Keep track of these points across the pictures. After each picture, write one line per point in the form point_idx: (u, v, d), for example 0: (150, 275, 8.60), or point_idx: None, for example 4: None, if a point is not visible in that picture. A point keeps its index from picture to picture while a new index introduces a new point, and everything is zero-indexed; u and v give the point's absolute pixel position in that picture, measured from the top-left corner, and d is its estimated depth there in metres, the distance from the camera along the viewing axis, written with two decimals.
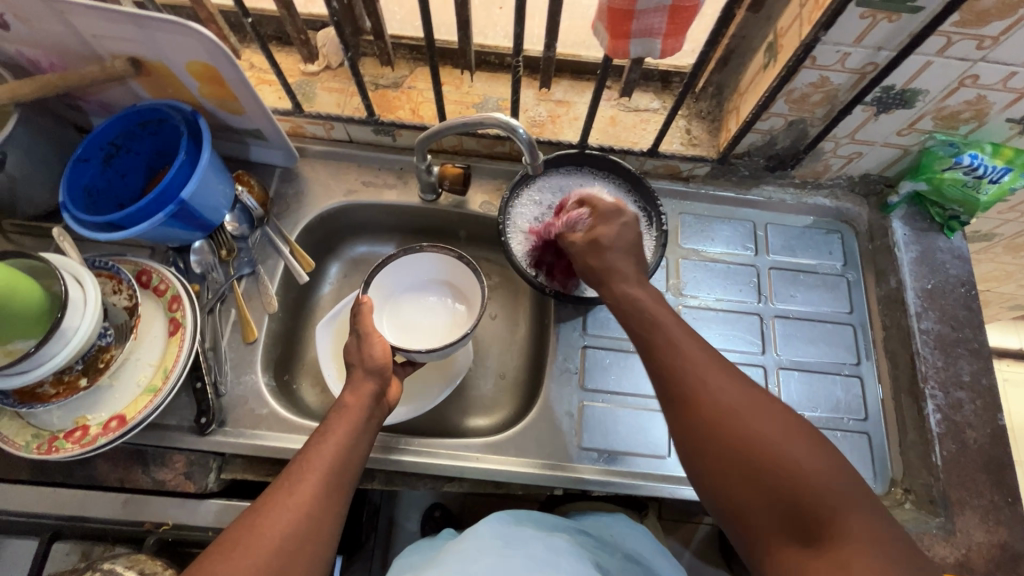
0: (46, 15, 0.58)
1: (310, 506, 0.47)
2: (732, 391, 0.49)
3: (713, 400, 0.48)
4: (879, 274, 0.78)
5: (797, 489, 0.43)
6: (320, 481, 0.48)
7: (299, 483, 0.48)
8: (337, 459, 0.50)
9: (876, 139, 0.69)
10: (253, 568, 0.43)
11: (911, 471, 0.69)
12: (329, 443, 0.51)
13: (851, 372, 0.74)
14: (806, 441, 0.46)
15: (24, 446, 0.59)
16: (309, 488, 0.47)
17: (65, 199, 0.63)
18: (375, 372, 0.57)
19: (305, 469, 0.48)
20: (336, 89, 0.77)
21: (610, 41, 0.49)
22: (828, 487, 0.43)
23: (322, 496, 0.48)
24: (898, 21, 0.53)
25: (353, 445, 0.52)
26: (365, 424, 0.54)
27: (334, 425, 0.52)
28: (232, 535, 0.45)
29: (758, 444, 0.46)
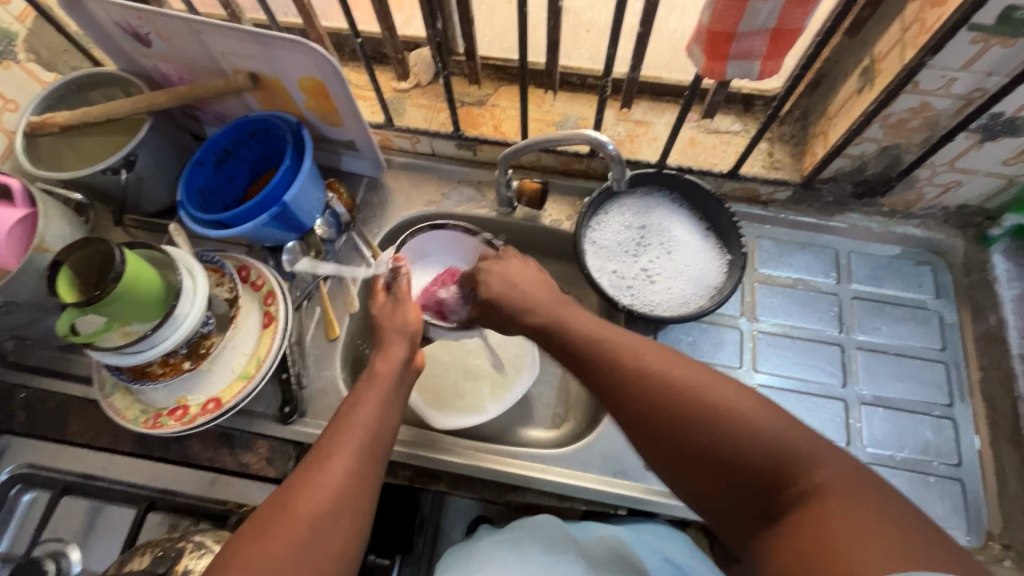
0: (185, 35, 0.65)
1: (344, 476, 0.50)
2: (686, 371, 0.48)
3: (658, 380, 0.48)
4: (976, 311, 0.73)
5: (748, 450, 0.42)
6: (354, 453, 0.51)
7: (332, 454, 0.51)
8: (368, 431, 0.53)
9: (979, 168, 0.66)
10: (299, 536, 0.45)
11: (1011, 524, 0.63)
12: (361, 414, 0.54)
13: (942, 413, 0.69)
14: (753, 402, 0.44)
15: (133, 419, 0.64)
16: (341, 458, 0.50)
17: (183, 198, 0.70)
18: (405, 338, 0.62)
19: (335, 442, 0.51)
20: (424, 105, 0.81)
21: (707, 62, 0.50)
22: (752, 423, 0.43)
23: (357, 466, 0.51)
24: (1014, 46, 0.51)
25: (383, 416, 0.55)
26: (390, 396, 0.57)
27: (365, 397, 0.56)
28: (269, 512, 0.47)
29: (703, 400, 0.45)
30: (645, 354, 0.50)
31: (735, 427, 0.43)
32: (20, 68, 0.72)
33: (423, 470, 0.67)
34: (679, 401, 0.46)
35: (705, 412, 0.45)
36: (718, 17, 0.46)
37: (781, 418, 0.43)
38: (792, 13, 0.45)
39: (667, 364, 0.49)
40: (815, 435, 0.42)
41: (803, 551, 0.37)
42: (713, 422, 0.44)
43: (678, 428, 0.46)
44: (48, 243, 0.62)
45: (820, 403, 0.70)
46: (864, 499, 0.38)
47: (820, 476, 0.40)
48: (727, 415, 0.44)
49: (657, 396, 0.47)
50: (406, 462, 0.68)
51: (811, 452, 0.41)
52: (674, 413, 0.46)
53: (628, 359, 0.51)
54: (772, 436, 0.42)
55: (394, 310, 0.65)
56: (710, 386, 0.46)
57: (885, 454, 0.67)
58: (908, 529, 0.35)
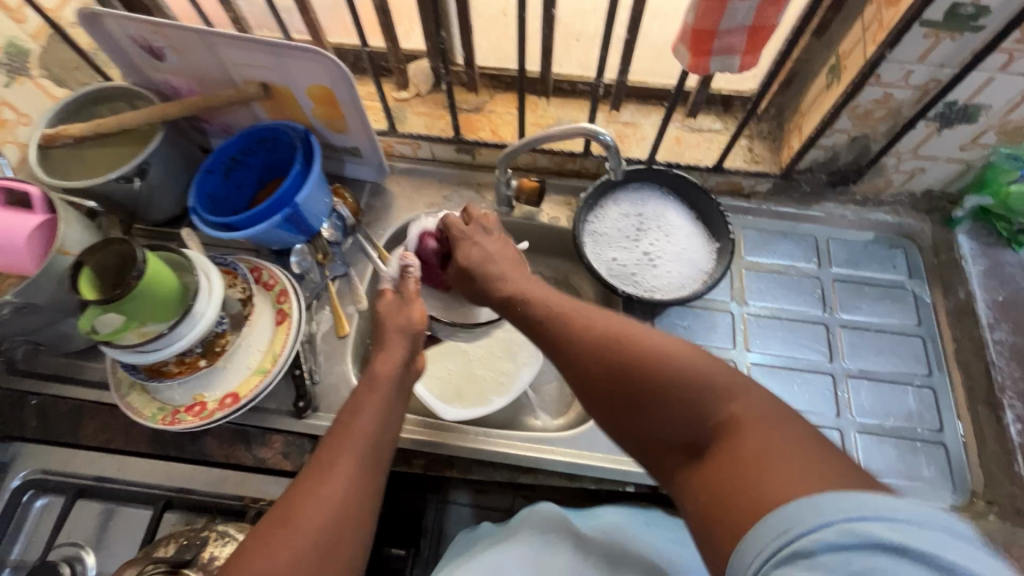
0: (199, 48, 0.68)
1: (348, 484, 0.52)
2: (617, 326, 0.51)
3: (591, 336, 0.51)
4: (947, 288, 0.79)
5: (675, 389, 0.45)
6: (355, 461, 0.53)
7: (333, 465, 0.52)
8: (367, 438, 0.55)
9: (939, 154, 0.72)
10: (303, 545, 0.48)
11: (993, 481, 0.68)
12: (361, 421, 0.56)
13: (922, 383, 0.74)
14: (682, 349, 0.47)
15: (151, 417, 0.65)
16: (342, 468, 0.52)
17: (194, 203, 0.72)
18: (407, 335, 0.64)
19: (342, 445, 0.53)
20: (425, 113, 0.86)
21: (692, 58, 0.55)
22: (672, 366, 0.46)
23: (358, 473, 0.53)
24: (961, 39, 0.57)
25: (382, 420, 0.57)
26: (390, 399, 0.59)
27: (363, 404, 0.57)
28: (269, 525, 0.49)
29: (634, 351, 0.48)
30: (579, 314, 0.54)
31: (661, 370, 0.46)
32: (33, 83, 0.75)
33: (437, 458, 0.69)
34: (608, 354, 0.49)
35: (636, 363, 0.48)
36: (701, 17, 0.51)
37: (707, 360, 0.46)
38: (766, 10, 0.50)
39: (603, 323, 0.52)
40: (735, 373, 0.45)
41: (721, 487, 0.39)
42: (643, 370, 0.47)
43: (608, 376, 0.49)
44: (68, 246, 0.64)
45: (810, 378, 0.75)
46: (775, 426, 0.40)
47: (732, 408, 0.43)
48: (656, 359, 0.47)
49: (588, 350, 0.51)
50: (421, 450, 0.69)
51: (727, 388, 0.44)
52: (604, 363, 0.49)
53: (565, 320, 0.54)
54: (691, 375, 0.45)
55: (400, 308, 0.66)
56: (636, 336, 0.50)
57: (873, 423, 0.72)
58: (813, 454, 0.38)
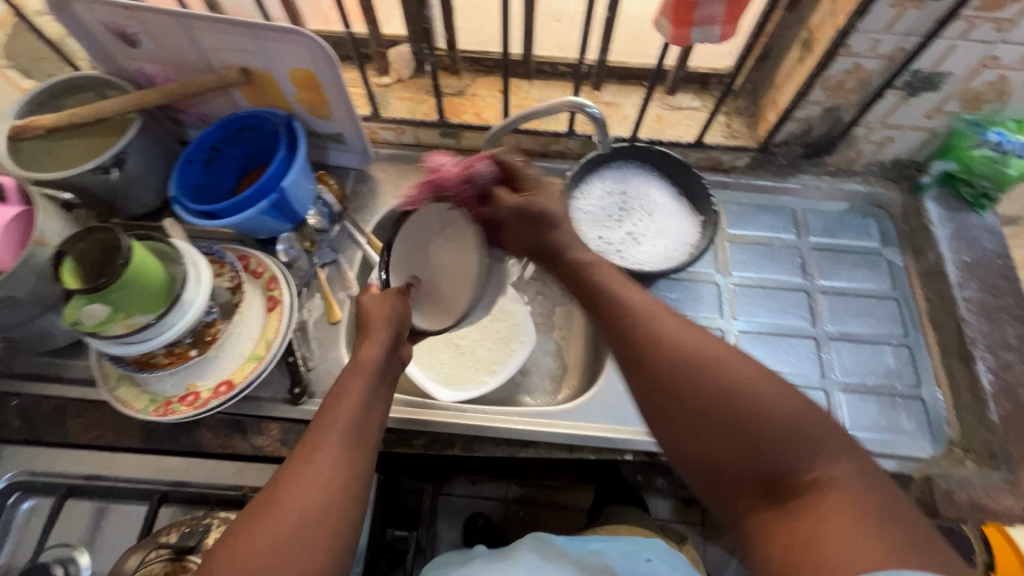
0: (176, 33, 0.67)
1: (334, 466, 0.49)
2: (722, 353, 0.47)
3: (684, 353, 0.48)
4: (917, 252, 0.82)
5: (767, 435, 0.43)
6: (340, 443, 0.50)
7: (318, 448, 0.49)
8: (353, 419, 0.52)
9: (906, 124, 0.75)
10: (288, 536, 0.44)
11: (968, 430, 0.71)
12: (346, 402, 0.53)
13: (899, 342, 0.77)
14: (780, 389, 0.45)
15: (143, 409, 0.65)
16: (327, 453, 0.49)
17: (176, 193, 0.71)
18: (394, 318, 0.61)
19: (321, 441, 0.50)
20: (407, 98, 0.86)
21: (673, 30, 0.57)
22: (770, 406, 0.44)
23: (343, 455, 0.50)
24: (925, 8, 0.60)
25: (368, 402, 0.54)
26: (377, 382, 0.56)
27: (349, 386, 0.54)
28: (253, 512, 0.46)
29: (729, 382, 0.45)
30: (677, 330, 0.50)
31: (762, 415, 0.44)
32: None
33: (436, 437, 0.69)
34: (704, 376, 0.46)
35: (733, 395, 0.45)
36: None
37: (798, 402, 0.44)
38: None
39: (710, 347, 0.48)
40: (839, 432, 0.44)
41: (800, 545, 0.40)
42: (737, 404, 0.44)
43: (702, 405, 0.46)
44: (47, 237, 0.62)
45: (794, 343, 0.77)
46: (871, 495, 0.40)
47: (831, 471, 0.42)
48: (758, 402, 0.44)
49: (678, 375, 0.47)
50: (419, 431, 0.69)
51: (828, 448, 0.43)
52: (705, 391, 0.46)
53: (661, 337, 0.49)
54: (794, 426, 0.43)
55: (386, 298, 0.62)
56: (736, 367, 0.46)
57: (855, 382, 0.75)
58: (904, 532, 0.38)
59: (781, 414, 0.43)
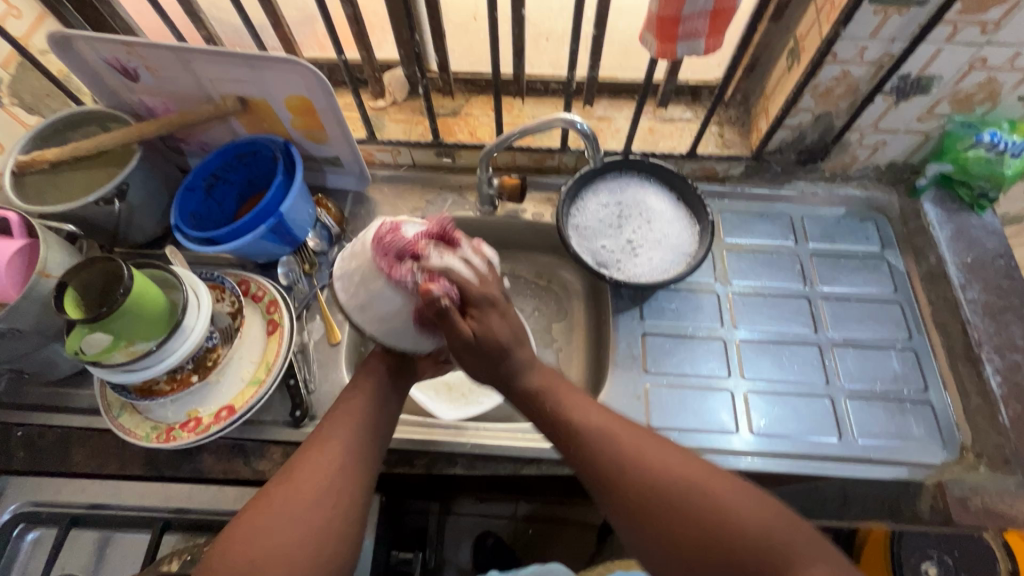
0: (175, 66, 0.69)
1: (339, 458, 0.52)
2: (672, 462, 0.49)
3: (639, 465, 0.49)
4: (918, 254, 0.82)
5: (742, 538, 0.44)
6: (348, 437, 0.54)
7: (329, 440, 0.54)
8: (363, 417, 0.56)
9: (899, 127, 0.76)
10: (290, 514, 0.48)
11: (980, 434, 0.70)
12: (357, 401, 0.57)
13: (904, 346, 0.76)
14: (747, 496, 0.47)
15: (144, 437, 0.64)
16: (334, 444, 0.53)
17: (176, 220, 0.72)
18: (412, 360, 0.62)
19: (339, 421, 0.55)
20: (402, 120, 0.87)
21: (659, 45, 0.57)
22: (739, 511, 0.45)
23: (349, 448, 0.53)
24: (908, 14, 0.61)
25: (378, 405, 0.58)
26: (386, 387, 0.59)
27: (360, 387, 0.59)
28: (268, 492, 0.50)
29: (681, 482, 0.47)
30: (637, 446, 0.50)
31: (731, 520, 0.45)
32: (4, 112, 0.74)
33: (436, 458, 0.69)
34: (651, 483, 0.48)
35: (689, 495, 0.46)
36: (665, 4, 0.54)
37: (765, 511, 0.46)
38: None
39: (656, 456, 0.49)
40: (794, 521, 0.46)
41: None
42: (704, 512, 0.45)
43: (680, 522, 0.45)
44: (50, 268, 0.63)
45: (797, 350, 0.77)
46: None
47: (806, 568, 0.42)
48: (725, 510, 0.45)
49: (645, 491, 0.47)
50: (422, 450, 0.69)
51: (796, 544, 0.44)
52: (675, 502, 0.46)
53: (620, 450, 0.50)
54: (760, 529, 0.44)
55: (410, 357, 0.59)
56: (708, 487, 0.47)
57: (862, 388, 0.74)
58: None
59: (750, 517, 0.45)
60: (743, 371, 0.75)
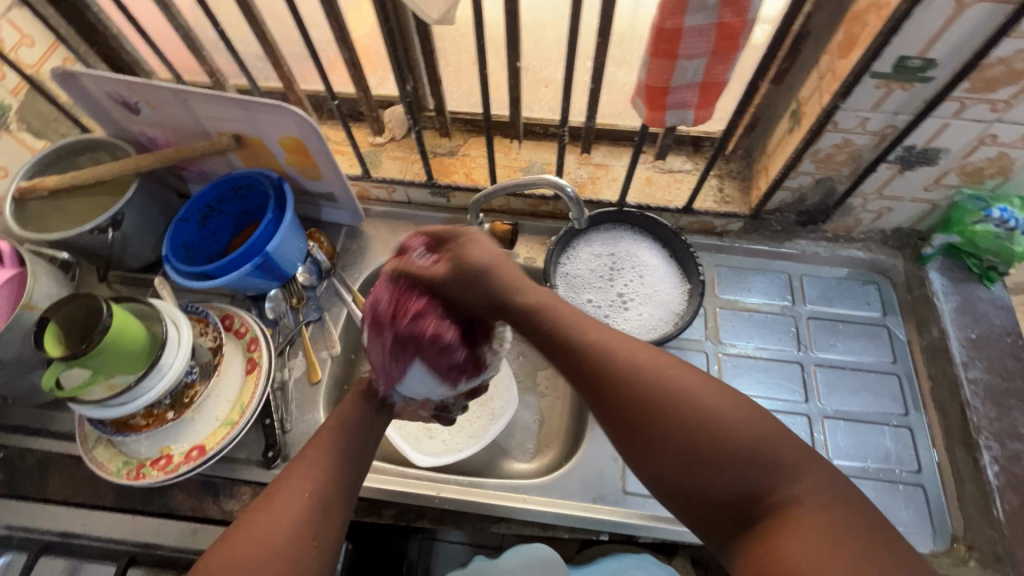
0: (173, 104, 0.70)
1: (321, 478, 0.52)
2: (661, 368, 0.44)
3: (621, 366, 0.45)
4: (921, 324, 0.79)
5: (729, 448, 0.40)
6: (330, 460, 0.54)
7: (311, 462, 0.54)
8: (342, 439, 0.57)
9: (904, 195, 0.73)
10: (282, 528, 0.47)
11: (973, 526, 0.66)
12: (335, 426, 0.57)
13: (899, 423, 0.73)
14: (744, 409, 0.42)
15: (115, 472, 0.65)
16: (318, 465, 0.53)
17: (167, 252, 0.73)
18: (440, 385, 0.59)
19: (314, 453, 0.54)
20: (399, 157, 0.87)
21: (648, 112, 0.56)
22: (732, 424, 0.41)
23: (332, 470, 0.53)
24: (912, 89, 0.59)
25: (356, 435, 0.58)
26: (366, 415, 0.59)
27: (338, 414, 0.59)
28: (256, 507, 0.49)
29: (666, 389, 0.43)
30: (625, 353, 0.45)
31: (723, 430, 0.40)
32: (11, 137, 0.76)
33: (407, 508, 0.68)
34: (634, 389, 0.43)
35: (675, 402, 0.42)
36: (653, 74, 0.53)
37: (758, 423, 0.41)
38: (715, 69, 0.51)
39: (642, 361, 0.45)
40: (791, 439, 0.41)
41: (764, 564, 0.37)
42: (687, 420, 0.41)
43: (669, 432, 0.41)
44: (35, 301, 0.65)
45: (785, 420, 0.74)
46: (838, 512, 0.37)
47: (798, 487, 0.39)
48: (716, 427, 0.40)
49: (626, 394, 0.44)
50: (390, 500, 0.69)
51: (787, 464, 0.40)
52: (662, 421, 0.42)
53: (610, 352, 0.46)
54: (751, 440, 0.40)
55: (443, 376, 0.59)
56: (700, 396, 0.42)
57: (851, 465, 0.71)
58: (873, 538, 0.36)
59: (742, 429, 0.40)
60: None
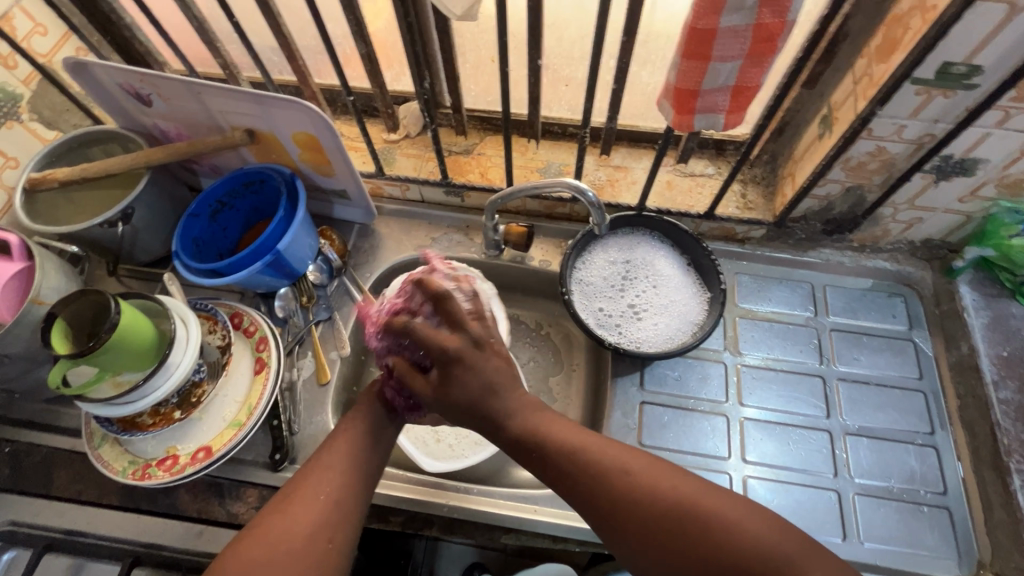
0: (186, 96, 0.68)
1: (339, 477, 0.51)
2: (659, 481, 0.47)
3: (624, 487, 0.47)
4: (949, 340, 0.76)
5: (741, 546, 0.44)
6: (349, 457, 0.53)
7: (328, 460, 0.53)
8: (360, 436, 0.55)
9: (937, 206, 0.70)
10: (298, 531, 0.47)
11: (1001, 552, 0.64)
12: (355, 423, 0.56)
13: (925, 442, 0.71)
14: (738, 504, 0.46)
15: (121, 471, 0.64)
16: (335, 464, 0.52)
17: (177, 248, 0.72)
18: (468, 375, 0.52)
19: (332, 452, 0.53)
20: (414, 155, 0.85)
21: (676, 115, 0.54)
22: (734, 523, 0.45)
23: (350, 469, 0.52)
24: (954, 97, 0.56)
25: (375, 431, 0.56)
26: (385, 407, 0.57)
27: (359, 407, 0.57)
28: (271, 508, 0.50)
29: (674, 501, 0.46)
30: (623, 472, 0.48)
31: (733, 537, 0.44)
32: (23, 127, 0.75)
33: (415, 515, 0.67)
34: (642, 507, 0.46)
35: (682, 513, 0.45)
36: (682, 76, 0.50)
37: (751, 515, 0.45)
38: (750, 72, 0.49)
39: (643, 478, 0.47)
40: (790, 532, 0.45)
41: None
42: (698, 528, 0.44)
43: (686, 544, 0.44)
44: (43, 295, 0.64)
45: (805, 435, 0.72)
46: None
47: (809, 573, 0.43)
48: (724, 529, 0.44)
49: (638, 510, 0.46)
50: (398, 507, 0.67)
51: (792, 555, 0.44)
52: (677, 538, 0.44)
53: (616, 471, 0.48)
54: (764, 546, 0.43)
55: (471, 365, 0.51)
56: (702, 501, 0.46)
57: (873, 484, 0.68)
58: None
59: (745, 527, 0.44)
60: (744, 453, 0.71)
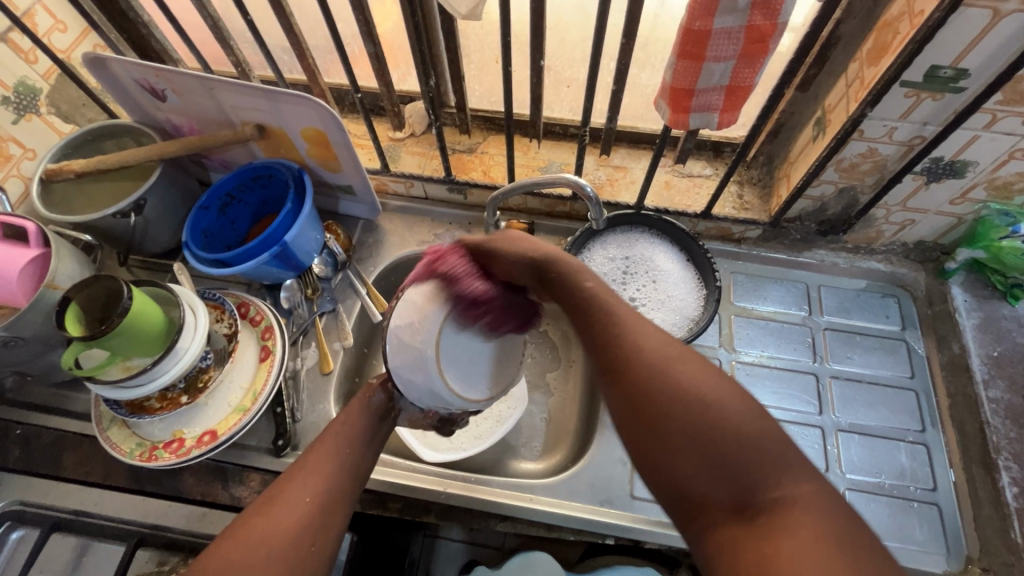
0: (199, 92, 0.71)
1: (324, 481, 0.52)
2: (674, 354, 0.43)
3: (639, 349, 0.43)
4: (941, 340, 0.77)
5: (729, 440, 0.38)
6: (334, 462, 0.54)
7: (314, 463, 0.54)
8: (344, 443, 0.57)
9: (929, 208, 0.72)
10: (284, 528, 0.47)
11: (990, 548, 0.65)
12: (337, 431, 0.58)
13: (915, 439, 0.72)
14: (748, 406, 0.40)
15: (129, 453, 0.66)
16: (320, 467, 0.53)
17: (187, 239, 0.74)
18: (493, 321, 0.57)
19: (317, 455, 0.54)
20: (419, 153, 0.87)
21: (671, 114, 0.56)
22: (733, 415, 0.39)
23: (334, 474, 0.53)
24: (943, 100, 0.57)
25: (357, 440, 0.58)
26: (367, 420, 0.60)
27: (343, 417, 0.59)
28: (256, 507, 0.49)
29: (679, 378, 0.41)
30: (647, 338, 0.44)
31: (728, 428, 0.39)
32: (42, 120, 0.77)
33: (414, 502, 0.68)
34: (645, 371, 0.42)
35: (682, 392, 0.40)
36: (678, 76, 0.52)
37: (759, 419, 0.39)
38: (743, 72, 0.51)
39: (663, 347, 0.43)
40: (793, 446, 0.39)
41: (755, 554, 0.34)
42: (689, 407, 0.40)
43: (669, 420, 0.40)
44: (58, 281, 0.66)
45: (798, 431, 0.73)
46: (835, 523, 0.35)
47: (790, 490, 0.36)
48: (719, 416, 0.39)
49: (638, 375, 0.42)
50: (398, 494, 0.69)
51: (783, 464, 0.37)
52: (667, 407, 0.40)
53: (634, 338, 0.44)
54: (757, 442, 0.38)
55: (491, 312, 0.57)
56: (711, 387, 0.40)
57: (863, 480, 0.70)
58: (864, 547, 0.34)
59: (745, 425, 0.39)
60: None
